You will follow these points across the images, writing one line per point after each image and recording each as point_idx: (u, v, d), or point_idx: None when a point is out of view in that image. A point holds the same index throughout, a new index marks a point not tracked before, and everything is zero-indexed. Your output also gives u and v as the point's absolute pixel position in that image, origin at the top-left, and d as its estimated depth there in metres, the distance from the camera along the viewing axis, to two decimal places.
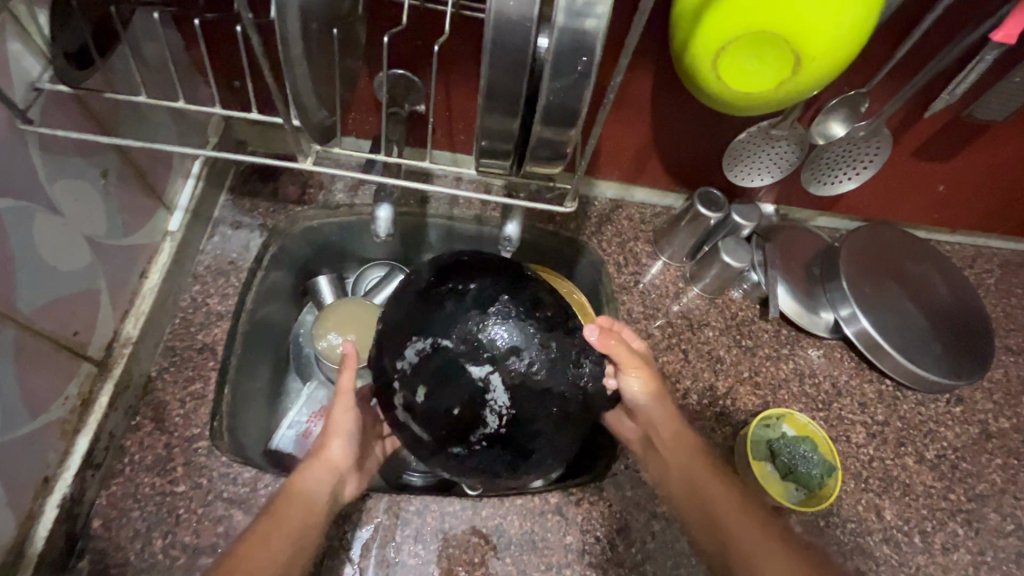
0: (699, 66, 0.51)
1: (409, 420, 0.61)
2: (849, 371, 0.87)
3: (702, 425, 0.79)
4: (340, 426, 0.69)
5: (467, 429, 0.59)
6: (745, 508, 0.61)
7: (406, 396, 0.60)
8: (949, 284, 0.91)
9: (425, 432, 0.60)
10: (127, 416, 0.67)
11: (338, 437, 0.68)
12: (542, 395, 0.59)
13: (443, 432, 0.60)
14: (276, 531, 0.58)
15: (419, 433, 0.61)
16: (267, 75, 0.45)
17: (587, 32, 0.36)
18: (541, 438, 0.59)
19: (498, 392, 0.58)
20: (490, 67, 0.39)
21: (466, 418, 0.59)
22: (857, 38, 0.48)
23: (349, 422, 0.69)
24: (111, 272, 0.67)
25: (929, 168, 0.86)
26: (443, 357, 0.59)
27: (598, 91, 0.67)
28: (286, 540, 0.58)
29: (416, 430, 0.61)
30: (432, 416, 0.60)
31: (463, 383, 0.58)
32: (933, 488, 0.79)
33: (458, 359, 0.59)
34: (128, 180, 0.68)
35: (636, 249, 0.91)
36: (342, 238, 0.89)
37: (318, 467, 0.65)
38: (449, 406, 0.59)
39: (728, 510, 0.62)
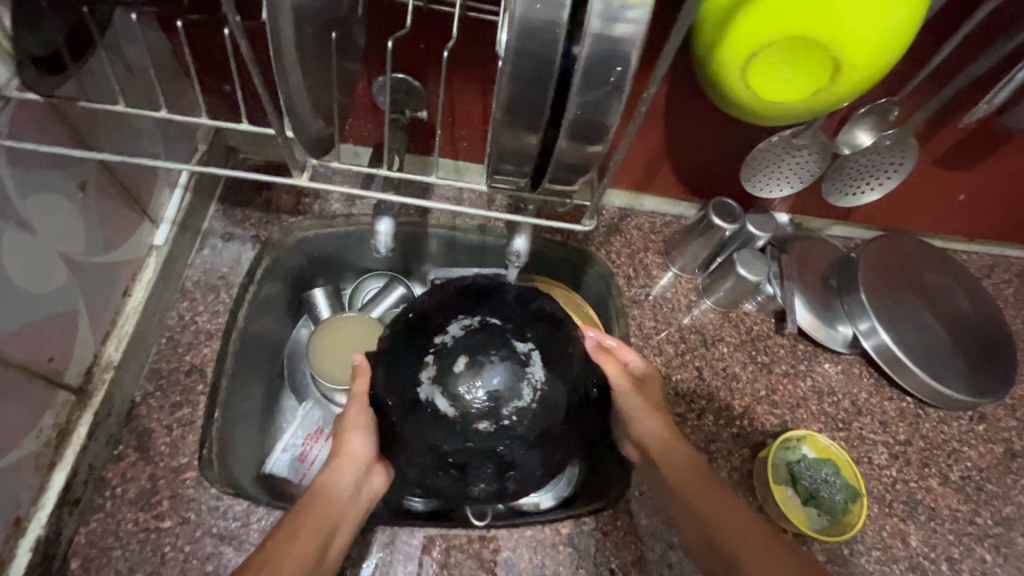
0: (727, 73, 0.48)
1: (434, 395, 0.59)
2: (869, 388, 0.83)
3: (719, 448, 0.75)
4: (354, 423, 0.64)
5: (500, 403, 0.58)
6: (747, 526, 0.60)
7: (438, 369, 0.59)
8: (969, 297, 0.88)
9: (451, 406, 0.58)
10: (109, 445, 0.63)
11: (358, 433, 0.63)
12: (574, 383, 0.61)
13: (471, 404, 0.58)
14: (304, 528, 0.55)
15: (443, 407, 0.58)
16: (258, 84, 0.40)
17: (622, 39, 0.32)
18: (552, 448, 0.60)
19: (537, 367, 0.59)
20: (512, 75, 0.35)
21: (495, 400, 0.58)
22: (899, 45, 0.44)
23: (364, 418, 0.64)
24: (91, 292, 0.62)
25: (951, 176, 0.82)
26: (488, 330, 0.61)
27: (634, 98, 0.63)
28: (314, 539, 0.55)
29: (441, 404, 0.58)
30: (464, 389, 0.58)
31: (505, 356, 0.59)
32: (959, 512, 0.76)
33: (499, 339, 0.60)
34: (109, 192, 0.63)
35: (646, 261, 0.88)
36: (339, 250, 0.84)
37: (340, 465, 0.62)
38: (487, 376, 0.58)
39: (728, 528, 0.61)
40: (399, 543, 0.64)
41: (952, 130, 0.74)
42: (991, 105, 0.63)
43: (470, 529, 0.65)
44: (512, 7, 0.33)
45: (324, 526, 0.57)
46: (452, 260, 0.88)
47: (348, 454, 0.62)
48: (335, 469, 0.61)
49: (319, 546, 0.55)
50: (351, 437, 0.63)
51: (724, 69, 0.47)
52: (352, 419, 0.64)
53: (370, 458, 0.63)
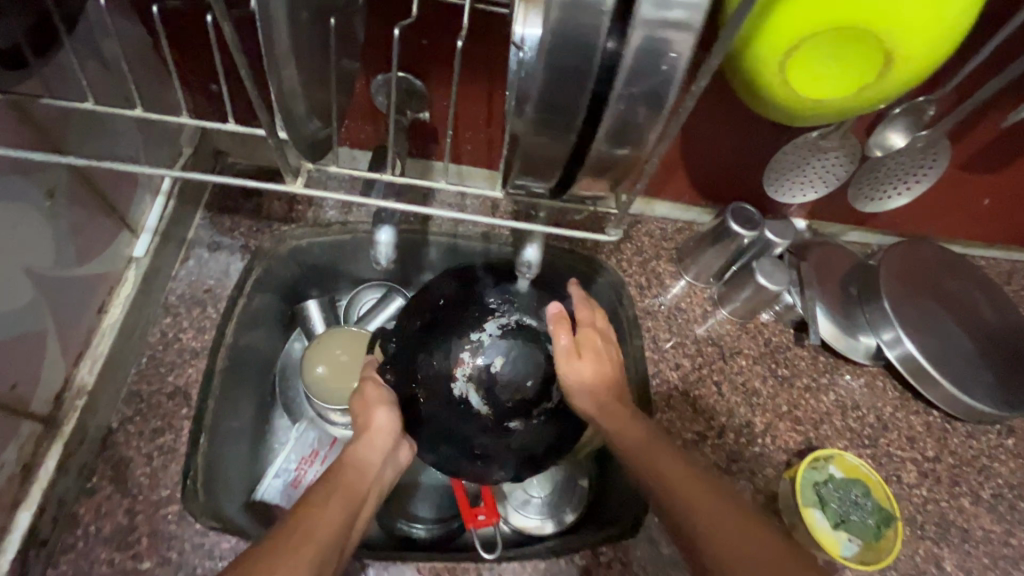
0: (763, 69, 0.43)
1: (469, 392, 0.62)
2: (894, 402, 0.79)
3: (741, 468, 0.71)
4: (375, 398, 0.61)
5: (533, 404, 0.62)
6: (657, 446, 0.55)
7: (476, 369, 0.62)
8: (993, 304, 0.84)
9: (485, 404, 0.62)
10: (82, 478, 0.57)
11: (380, 408, 0.61)
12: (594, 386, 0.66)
13: (506, 405, 0.62)
14: (335, 495, 0.53)
15: (478, 405, 0.62)
16: (247, 78, 0.36)
17: (676, 24, 0.28)
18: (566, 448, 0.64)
19: None
20: (546, 66, 0.31)
21: (525, 403, 0.62)
22: (954, 39, 0.41)
23: (384, 396, 0.62)
24: (61, 309, 0.57)
25: (976, 180, 0.79)
26: (524, 333, 0.64)
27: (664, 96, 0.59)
28: (345, 505, 0.52)
29: (474, 402, 0.62)
30: (498, 390, 0.62)
31: (540, 361, 0.63)
32: (993, 533, 0.72)
33: (531, 341, 0.64)
34: (81, 200, 0.58)
35: (658, 269, 0.84)
36: (334, 260, 0.79)
37: (371, 438, 0.59)
38: (522, 379, 0.62)
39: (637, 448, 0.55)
40: None
41: (981, 131, 0.70)
42: None
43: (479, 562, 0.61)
44: None
45: (354, 493, 0.54)
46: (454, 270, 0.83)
47: (376, 429, 0.60)
48: (366, 442, 0.59)
49: (352, 510, 0.52)
50: (375, 411, 0.60)
51: (761, 64, 0.43)
52: (372, 397, 0.62)
53: (398, 431, 0.61)
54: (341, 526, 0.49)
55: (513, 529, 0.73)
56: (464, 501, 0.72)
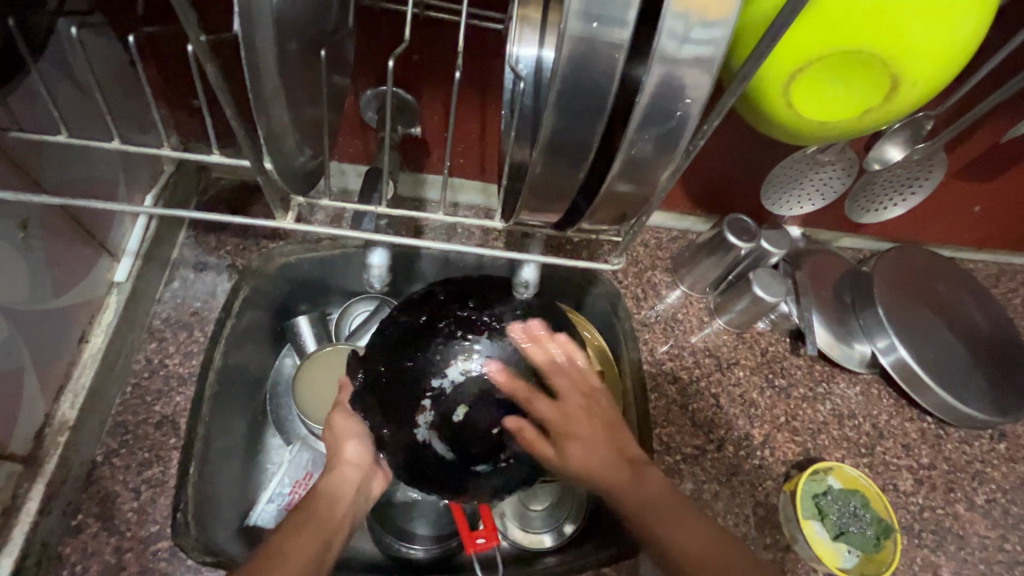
0: (768, 90, 0.42)
1: (433, 439, 0.54)
2: (889, 409, 0.80)
3: (741, 482, 0.70)
4: (344, 429, 0.60)
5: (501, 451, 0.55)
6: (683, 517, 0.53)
7: (437, 414, 0.54)
8: (983, 308, 0.84)
9: (450, 450, 0.55)
10: (66, 516, 0.55)
11: (351, 439, 0.60)
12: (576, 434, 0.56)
13: (473, 452, 0.55)
14: (307, 526, 0.52)
15: (443, 453, 0.55)
16: (231, 114, 0.34)
17: (693, 67, 0.27)
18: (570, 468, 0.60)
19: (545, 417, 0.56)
20: (555, 105, 0.30)
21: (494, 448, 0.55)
22: (960, 61, 0.40)
23: (353, 424, 0.60)
24: (39, 343, 0.55)
25: (967, 188, 0.79)
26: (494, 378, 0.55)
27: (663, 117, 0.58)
28: (315, 538, 0.51)
29: (440, 449, 0.55)
30: (465, 437, 0.55)
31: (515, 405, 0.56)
32: (988, 539, 0.73)
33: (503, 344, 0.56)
34: (57, 228, 0.55)
35: (654, 280, 0.83)
36: (324, 275, 0.77)
37: (342, 472, 0.58)
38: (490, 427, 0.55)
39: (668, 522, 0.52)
40: None
41: (976, 140, 0.71)
42: None
43: None
44: (563, 23, 0.27)
45: (325, 526, 0.53)
46: None
47: (346, 460, 0.59)
48: (337, 476, 0.58)
49: (324, 544, 0.52)
50: (345, 444, 0.59)
51: (765, 86, 0.42)
52: (340, 425, 0.60)
53: (369, 462, 0.60)
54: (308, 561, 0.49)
55: (512, 544, 0.72)
56: (463, 522, 0.69)
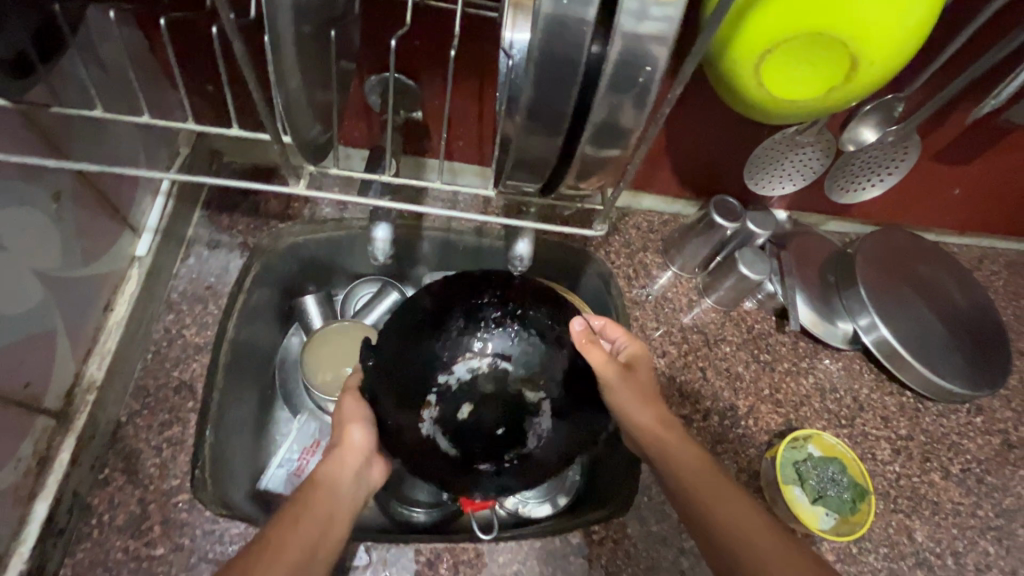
0: (739, 71, 0.46)
1: (436, 434, 0.62)
2: (869, 383, 0.83)
3: (725, 449, 0.74)
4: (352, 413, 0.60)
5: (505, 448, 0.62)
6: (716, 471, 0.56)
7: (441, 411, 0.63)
8: (963, 288, 0.88)
9: (452, 445, 0.62)
10: (94, 469, 0.59)
11: (356, 424, 0.60)
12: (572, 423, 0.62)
13: (475, 447, 0.62)
14: (303, 516, 0.52)
15: (444, 446, 0.62)
16: (252, 87, 0.38)
17: (652, 37, 0.30)
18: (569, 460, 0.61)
19: (544, 417, 0.63)
20: (533, 76, 0.33)
21: (495, 445, 0.62)
22: (913, 42, 0.43)
23: (360, 410, 0.61)
24: (69, 309, 0.59)
25: (945, 172, 0.82)
26: (497, 380, 0.64)
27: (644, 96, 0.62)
28: (315, 522, 0.52)
29: (443, 445, 0.62)
30: (468, 436, 0.63)
31: (514, 408, 0.63)
32: (962, 506, 0.76)
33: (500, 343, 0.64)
34: (86, 201, 0.61)
35: (646, 260, 0.86)
36: (332, 255, 0.81)
37: (343, 456, 0.58)
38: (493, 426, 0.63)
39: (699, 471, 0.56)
40: (408, 555, 0.62)
41: (951, 126, 0.74)
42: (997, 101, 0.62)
43: (476, 542, 0.64)
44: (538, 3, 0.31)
45: (326, 512, 0.53)
46: (447, 265, 0.86)
47: (350, 445, 0.59)
48: (338, 461, 0.58)
49: (321, 531, 0.51)
50: (350, 428, 0.59)
51: (737, 67, 0.46)
52: (348, 410, 0.61)
53: (371, 448, 0.60)
54: (307, 548, 0.49)
55: (510, 512, 0.75)
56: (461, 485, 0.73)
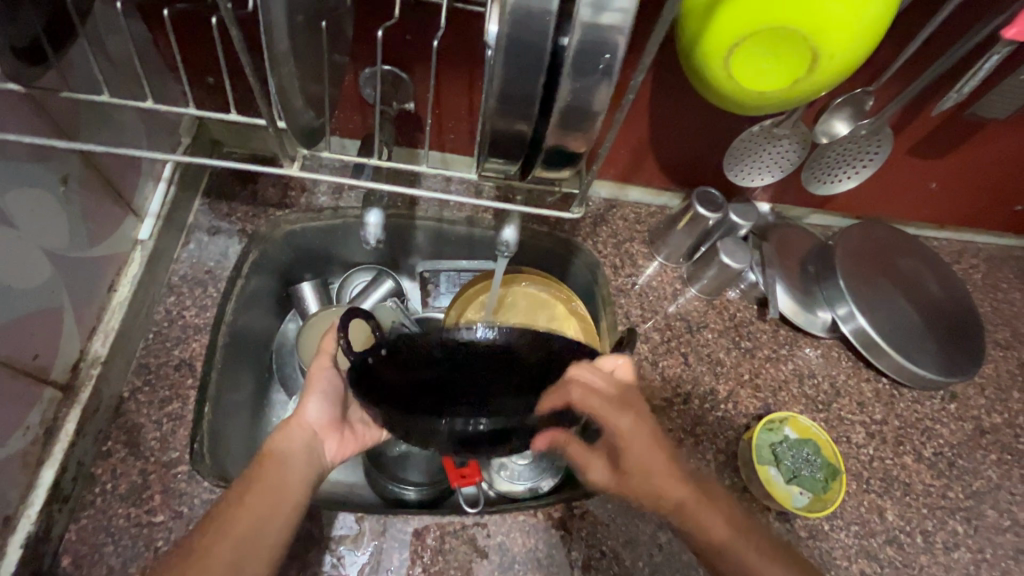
0: (709, 63, 0.49)
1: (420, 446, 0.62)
2: (847, 370, 0.86)
3: (705, 431, 0.77)
4: (314, 387, 0.63)
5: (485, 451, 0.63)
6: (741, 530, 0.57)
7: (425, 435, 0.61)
8: (940, 280, 0.90)
9: None
10: (98, 441, 0.62)
11: (315, 398, 0.63)
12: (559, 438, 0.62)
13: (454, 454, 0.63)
14: (254, 488, 0.54)
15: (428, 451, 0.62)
16: (249, 74, 0.40)
17: (610, 27, 0.33)
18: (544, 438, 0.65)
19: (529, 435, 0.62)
20: (505, 62, 0.36)
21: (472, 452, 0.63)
22: (868, 38, 0.46)
23: (325, 380, 0.63)
24: (75, 287, 0.62)
25: (922, 166, 0.85)
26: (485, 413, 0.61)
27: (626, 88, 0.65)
28: (264, 498, 0.53)
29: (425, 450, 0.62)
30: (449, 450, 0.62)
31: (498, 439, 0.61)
32: (933, 487, 0.79)
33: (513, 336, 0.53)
34: (91, 186, 0.63)
35: (632, 250, 0.89)
36: (327, 242, 0.84)
37: (296, 428, 0.61)
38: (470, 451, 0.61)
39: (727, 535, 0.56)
40: (397, 526, 0.65)
41: (925, 120, 0.77)
42: (960, 94, 0.65)
43: (463, 515, 0.67)
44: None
45: (277, 485, 0.55)
46: (439, 253, 0.89)
47: (305, 417, 0.62)
48: (290, 432, 0.60)
49: (271, 504, 0.53)
50: (307, 402, 0.62)
51: (706, 60, 0.49)
52: (315, 376, 0.63)
53: (325, 423, 0.63)
54: (254, 528, 0.51)
55: (498, 492, 0.76)
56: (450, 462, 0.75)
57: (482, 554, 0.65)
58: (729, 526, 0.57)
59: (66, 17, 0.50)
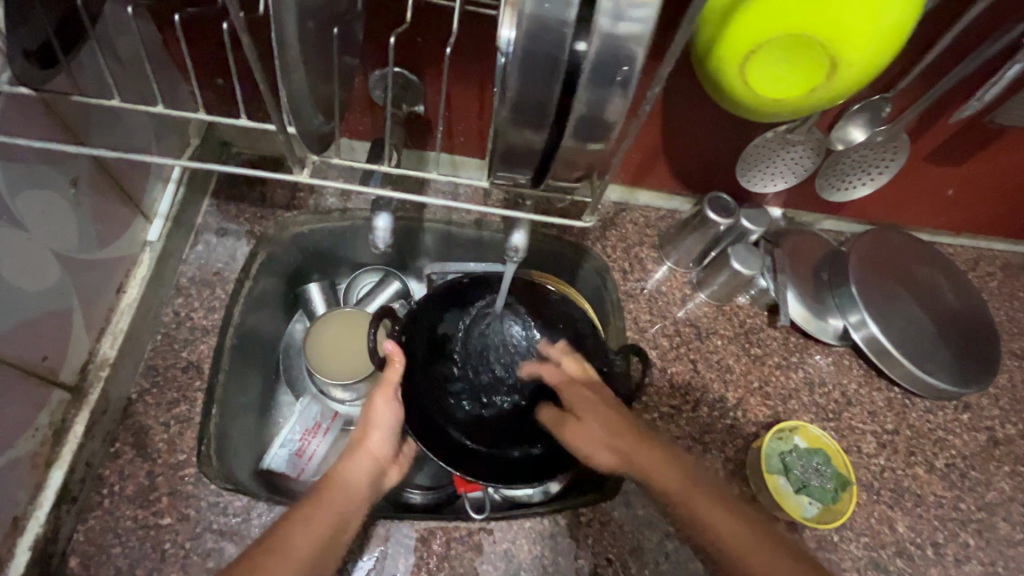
0: (725, 69, 0.48)
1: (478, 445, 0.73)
2: (858, 379, 0.85)
3: (714, 439, 0.76)
4: (378, 419, 0.67)
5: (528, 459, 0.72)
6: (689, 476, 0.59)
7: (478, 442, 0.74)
8: (955, 288, 0.89)
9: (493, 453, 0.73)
10: (106, 442, 0.62)
11: (378, 429, 0.67)
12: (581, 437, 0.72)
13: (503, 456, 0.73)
14: (318, 513, 0.56)
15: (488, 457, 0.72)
16: (262, 82, 0.40)
17: (629, 38, 0.32)
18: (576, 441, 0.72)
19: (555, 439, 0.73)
20: (519, 72, 0.35)
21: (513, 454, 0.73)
22: (891, 44, 0.45)
23: (392, 414, 0.67)
24: (84, 289, 0.62)
25: (939, 172, 0.84)
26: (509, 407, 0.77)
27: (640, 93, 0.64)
28: (326, 522, 0.55)
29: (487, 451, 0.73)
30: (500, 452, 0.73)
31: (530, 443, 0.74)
32: (944, 498, 0.78)
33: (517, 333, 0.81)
34: (101, 188, 0.63)
35: (641, 255, 0.88)
36: (334, 244, 0.83)
37: (360, 459, 0.64)
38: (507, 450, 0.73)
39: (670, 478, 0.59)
40: (402, 532, 0.65)
41: (942, 126, 0.75)
42: (980, 103, 0.65)
43: (469, 521, 0.66)
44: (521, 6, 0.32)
45: (340, 512, 0.57)
46: (448, 255, 0.88)
47: (368, 447, 0.66)
48: (355, 462, 0.64)
49: (336, 528, 0.56)
50: (370, 433, 0.66)
51: (722, 67, 0.48)
52: (380, 410, 0.67)
53: (387, 455, 0.67)
54: (319, 546, 0.53)
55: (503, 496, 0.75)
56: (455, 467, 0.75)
57: (486, 559, 0.65)
58: (683, 481, 0.59)
59: (77, 19, 0.50)
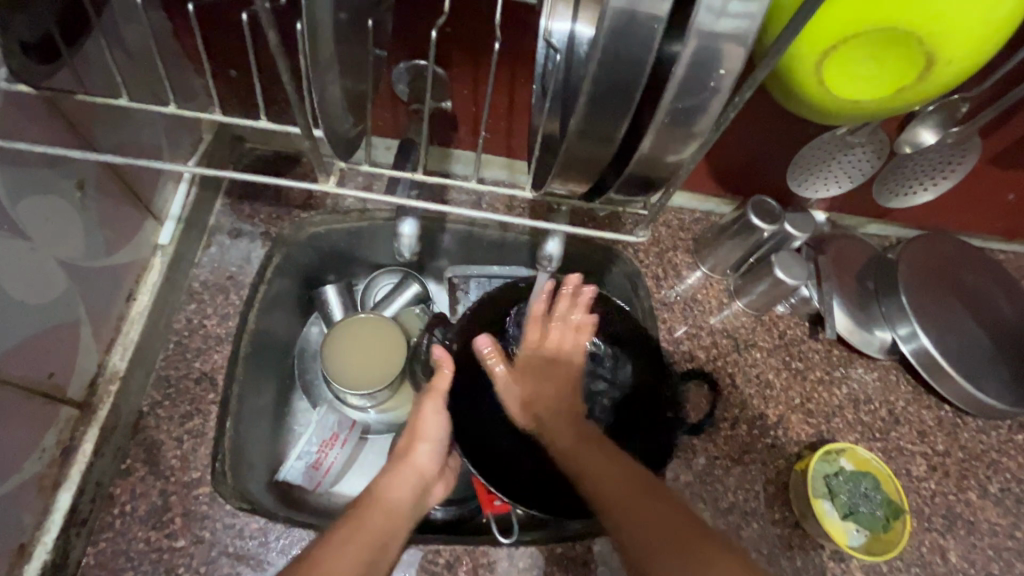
0: (803, 66, 0.43)
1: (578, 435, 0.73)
2: (906, 397, 0.80)
3: (754, 458, 0.72)
4: (424, 432, 0.66)
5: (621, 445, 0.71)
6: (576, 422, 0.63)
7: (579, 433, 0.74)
8: (1012, 299, 0.83)
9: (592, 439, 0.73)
10: (116, 459, 0.59)
11: (424, 443, 0.65)
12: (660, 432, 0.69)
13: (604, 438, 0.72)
14: (360, 534, 0.52)
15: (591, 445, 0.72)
16: (288, 84, 0.36)
17: (730, 39, 0.28)
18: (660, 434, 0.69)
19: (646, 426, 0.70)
20: (595, 75, 0.31)
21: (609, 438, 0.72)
22: (998, 39, 0.40)
23: (439, 427, 0.66)
24: (94, 298, 0.60)
25: (1001, 176, 0.77)
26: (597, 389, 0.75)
27: None
28: (368, 547, 0.52)
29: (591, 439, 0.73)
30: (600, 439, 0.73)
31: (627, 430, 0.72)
32: (999, 526, 0.73)
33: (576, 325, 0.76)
34: (108, 191, 0.60)
35: (675, 260, 0.83)
36: (352, 245, 0.79)
37: (404, 471, 0.63)
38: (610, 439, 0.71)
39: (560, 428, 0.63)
40: (426, 563, 0.61)
41: (1013, 126, 0.69)
42: None
43: (497, 546, 0.63)
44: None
45: (382, 535, 0.54)
46: (470, 256, 0.84)
47: (415, 461, 0.64)
48: (401, 476, 0.62)
49: (377, 552, 0.52)
50: (416, 446, 0.65)
51: (800, 63, 0.42)
52: (425, 423, 0.66)
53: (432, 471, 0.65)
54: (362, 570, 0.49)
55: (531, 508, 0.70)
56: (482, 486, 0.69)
57: None
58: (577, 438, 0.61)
59: (82, 11, 0.46)
